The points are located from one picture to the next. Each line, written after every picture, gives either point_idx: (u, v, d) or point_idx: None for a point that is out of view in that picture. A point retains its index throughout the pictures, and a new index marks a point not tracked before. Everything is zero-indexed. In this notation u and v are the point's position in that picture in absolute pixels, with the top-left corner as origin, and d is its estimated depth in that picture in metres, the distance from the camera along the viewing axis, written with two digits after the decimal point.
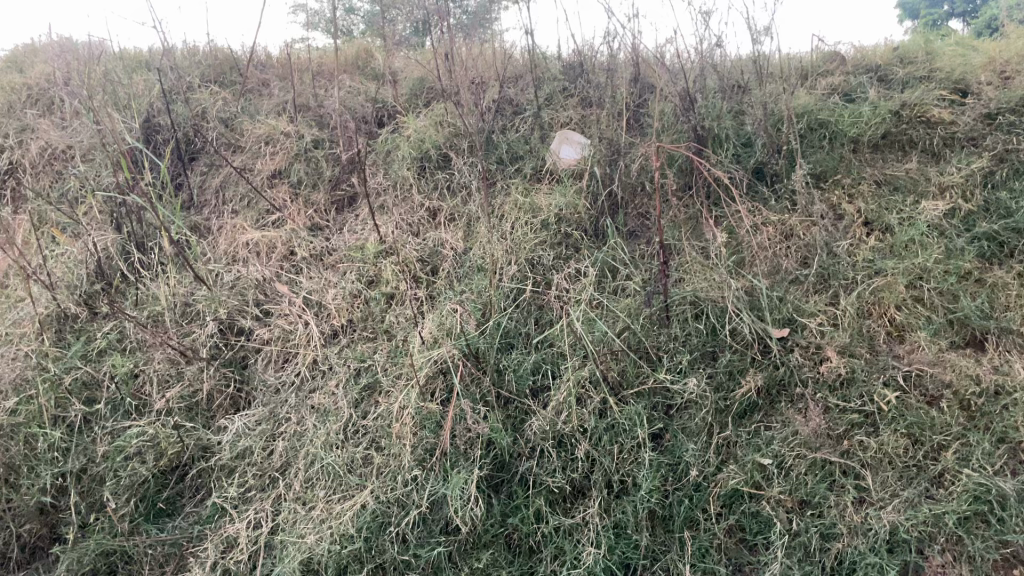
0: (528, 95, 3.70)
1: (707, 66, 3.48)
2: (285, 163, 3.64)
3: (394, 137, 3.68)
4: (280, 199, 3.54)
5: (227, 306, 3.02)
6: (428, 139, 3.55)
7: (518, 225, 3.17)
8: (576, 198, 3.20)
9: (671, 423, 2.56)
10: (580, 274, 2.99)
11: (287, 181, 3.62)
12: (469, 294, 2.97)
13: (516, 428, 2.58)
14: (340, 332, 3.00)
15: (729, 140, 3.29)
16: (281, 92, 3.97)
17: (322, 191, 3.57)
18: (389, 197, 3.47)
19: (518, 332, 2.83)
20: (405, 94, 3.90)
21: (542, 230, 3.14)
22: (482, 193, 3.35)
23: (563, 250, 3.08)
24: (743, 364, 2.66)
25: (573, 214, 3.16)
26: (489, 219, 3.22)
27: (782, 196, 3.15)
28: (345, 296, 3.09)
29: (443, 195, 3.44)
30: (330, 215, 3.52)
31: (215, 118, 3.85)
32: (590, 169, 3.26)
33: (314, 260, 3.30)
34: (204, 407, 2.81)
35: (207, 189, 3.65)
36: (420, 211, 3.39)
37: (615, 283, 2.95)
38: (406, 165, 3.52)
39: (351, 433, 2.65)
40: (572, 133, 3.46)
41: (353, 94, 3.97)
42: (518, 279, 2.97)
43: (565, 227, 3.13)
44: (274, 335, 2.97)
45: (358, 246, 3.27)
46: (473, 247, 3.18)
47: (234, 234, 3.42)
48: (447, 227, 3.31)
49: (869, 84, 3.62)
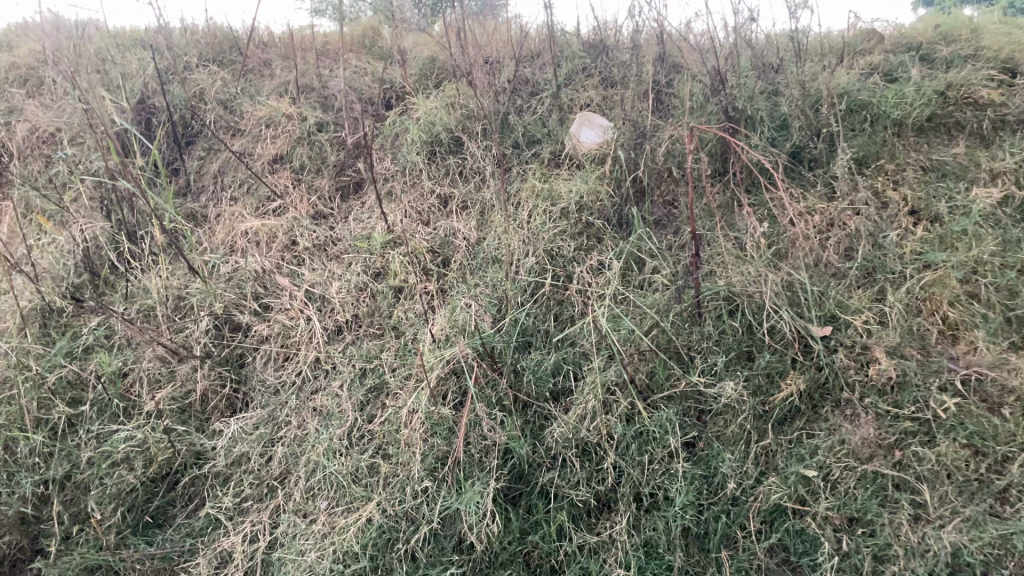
0: (546, 74, 3.46)
1: (739, 43, 3.24)
2: (286, 147, 3.42)
3: (403, 119, 3.46)
4: (281, 185, 3.33)
5: (223, 298, 2.80)
6: (439, 121, 3.33)
7: (536, 213, 2.94)
8: (598, 184, 2.97)
9: (705, 430, 2.34)
10: (603, 266, 2.77)
11: (289, 166, 3.40)
12: (483, 288, 2.75)
13: (536, 435, 2.37)
14: (345, 328, 2.79)
15: (763, 122, 3.06)
16: (283, 72, 3.75)
17: (326, 177, 3.36)
18: (397, 183, 3.26)
19: (536, 330, 2.60)
20: (414, 74, 3.67)
21: (562, 219, 2.91)
22: (497, 180, 3.13)
23: (585, 241, 2.86)
24: (783, 366, 2.44)
25: (595, 201, 2.94)
26: (503, 207, 3.00)
27: (821, 183, 2.92)
28: (350, 289, 2.87)
29: (454, 181, 3.22)
30: (335, 202, 3.30)
31: (213, 99, 3.64)
32: (613, 154, 3.03)
33: (317, 252, 3.09)
34: (198, 410, 2.60)
35: (205, 174, 3.45)
36: (430, 198, 3.17)
37: (641, 276, 2.73)
38: (415, 149, 3.30)
39: (355, 439, 2.45)
40: (594, 115, 3.22)
41: (359, 74, 3.75)
42: (536, 272, 2.75)
43: (586, 215, 2.91)
44: (274, 331, 2.75)
45: (365, 236, 3.06)
46: (487, 237, 2.96)
47: (231, 222, 3.21)
48: (460, 215, 3.09)
49: (911, 63, 3.37)
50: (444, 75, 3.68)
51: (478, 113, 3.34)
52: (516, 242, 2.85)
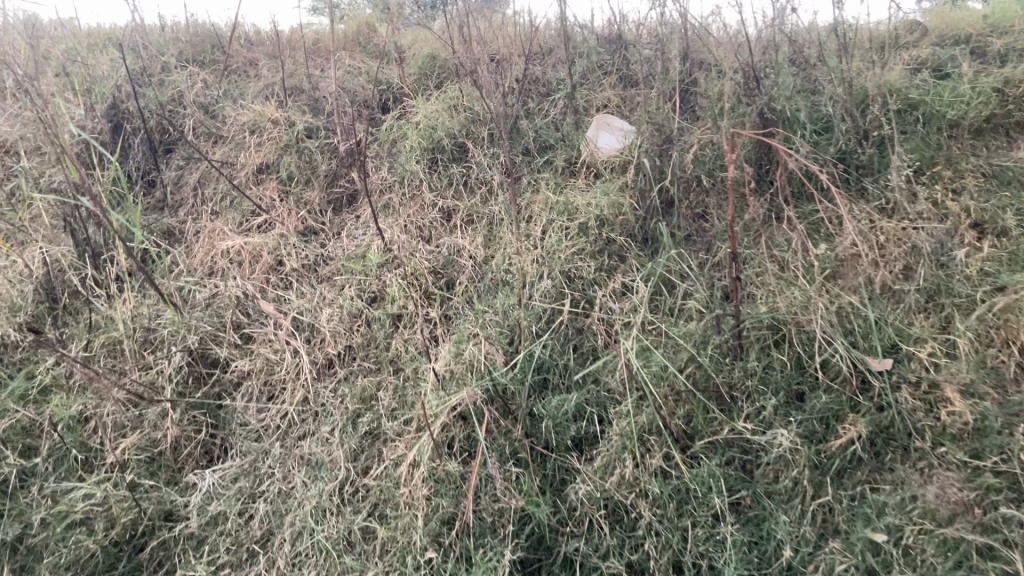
0: (558, 71, 3.12)
1: (773, 36, 2.91)
2: (272, 155, 3.10)
3: (401, 123, 3.14)
4: (267, 199, 3.01)
5: (198, 331, 2.49)
6: (441, 126, 3.01)
7: (551, 230, 2.62)
8: (619, 195, 2.65)
9: (753, 485, 2.02)
10: (628, 290, 2.45)
11: (275, 176, 3.08)
12: (493, 315, 2.43)
13: (558, 491, 2.06)
14: (337, 362, 2.47)
15: (804, 124, 2.73)
16: (269, 73, 3.43)
17: (316, 189, 3.04)
18: (395, 195, 2.93)
19: (554, 365, 2.28)
20: (413, 73, 3.35)
21: (580, 235, 2.59)
22: (505, 191, 2.81)
23: (606, 261, 2.53)
24: (840, 408, 2.12)
25: (616, 215, 2.61)
26: (513, 224, 2.69)
27: (872, 193, 2.59)
28: (342, 317, 2.56)
29: (459, 193, 2.90)
30: (326, 216, 2.99)
31: (192, 103, 3.32)
32: (636, 162, 2.71)
33: (306, 274, 2.77)
34: (169, 459, 2.29)
35: (184, 186, 3.14)
36: (431, 211, 2.85)
37: (671, 301, 2.40)
38: (415, 157, 2.97)
39: (349, 496, 2.13)
40: (613, 118, 2.90)
41: (352, 74, 3.42)
42: (552, 297, 2.43)
43: (608, 230, 2.58)
44: (256, 367, 2.45)
45: (360, 256, 2.75)
46: (495, 256, 2.64)
47: (211, 240, 2.89)
48: (465, 230, 2.77)
49: (962, 58, 3.04)
50: (445, 74, 3.36)
51: (484, 118, 3.02)
52: (529, 266, 2.53)
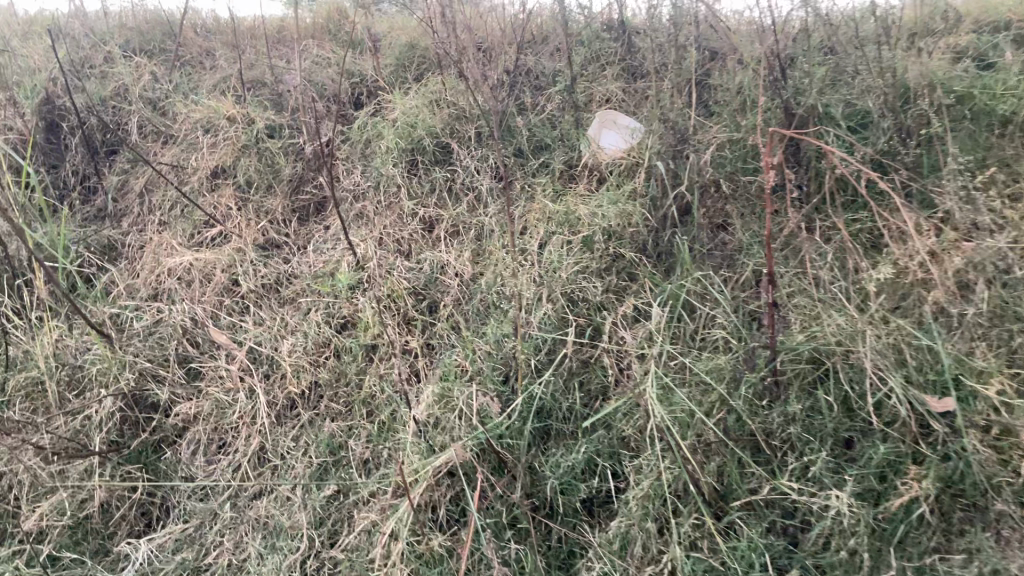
0: (554, 62, 2.76)
1: (799, 20, 2.56)
2: (228, 157, 2.72)
3: (375, 120, 2.76)
4: (223, 208, 2.64)
5: (134, 368, 2.13)
6: (421, 123, 2.64)
7: (550, 245, 2.26)
8: (627, 203, 2.30)
9: (801, 557, 1.66)
10: (641, 317, 2.10)
11: (232, 181, 2.70)
12: (483, 347, 2.07)
13: (567, 568, 1.74)
14: (300, 403, 2.10)
15: (837, 121, 2.37)
16: (226, 64, 3.04)
17: (279, 195, 2.66)
18: (369, 203, 2.56)
19: (557, 408, 1.92)
20: (389, 64, 2.97)
21: (585, 251, 2.23)
22: (496, 199, 2.45)
23: (615, 281, 2.17)
24: (900, 459, 1.78)
25: (625, 227, 2.26)
26: (505, 238, 2.33)
27: (918, 200, 2.24)
28: (307, 348, 2.19)
29: (442, 200, 2.53)
30: (290, 227, 2.61)
31: (138, 97, 2.93)
32: (646, 165, 2.36)
33: (266, 296, 2.39)
34: (97, 524, 1.94)
35: (128, 194, 2.76)
36: (410, 221, 2.49)
37: (692, 329, 2.05)
38: (391, 159, 2.60)
39: (313, 571, 1.79)
40: (618, 114, 2.55)
41: (321, 65, 3.04)
42: (553, 324, 2.08)
43: (616, 244, 2.23)
44: (203, 412, 2.08)
45: (328, 274, 2.38)
46: (484, 275, 2.28)
47: (157, 256, 2.52)
48: (450, 244, 2.41)
49: (1005, 45, 2.70)
50: (424, 66, 2.98)
51: (470, 116, 2.66)
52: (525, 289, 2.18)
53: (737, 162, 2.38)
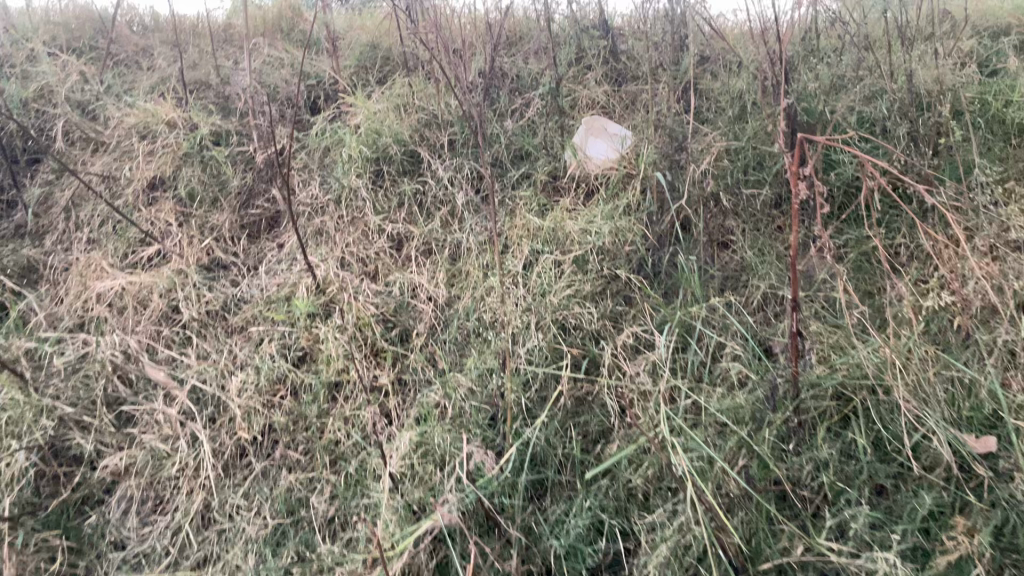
0: (532, 64, 2.53)
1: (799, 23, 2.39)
2: (168, 167, 2.41)
3: (335, 126, 2.49)
4: (161, 225, 2.33)
5: (54, 414, 1.84)
6: (387, 130, 2.38)
7: (535, 266, 2.03)
8: (622, 220, 2.06)
9: None
10: (644, 346, 1.86)
11: (172, 193, 2.39)
12: (466, 384, 1.81)
13: None
14: (251, 451, 1.81)
15: (847, 125, 2.16)
16: (165, 64, 2.73)
17: (226, 210, 2.37)
18: (328, 217, 2.29)
19: (553, 456, 1.68)
20: (350, 66, 2.70)
21: (576, 273, 1.99)
22: (472, 214, 2.22)
23: (612, 306, 1.93)
24: (947, 509, 1.53)
25: (621, 246, 2.03)
26: (481, 257, 2.11)
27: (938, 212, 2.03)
28: (260, 387, 1.90)
29: (412, 216, 2.28)
30: (239, 245, 2.32)
31: (63, 99, 2.60)
32: (640, 176, 2.13)
33: (212, 326, 2.10)
34: None
35: (52, 208, 2.44)
36: (377, 239, 2.22)
37: (702, 361, 1.81)
38: (354, 168, 2.33)
39: None
40: (604, 121, 2.32)
41: (273, 65, 2.75)
42: (544, 357, 1.84)
43: (611, 264, 1.99)
44: (136, 464, 1.79)
45: (284, 298, 2.11)
46: (460, 300, 2.05)
47: (85, 279, 2.20)
48: (422, 265, 2.16)
49: (1010, 50, 2.54)
50: (388, 68, 2.72)
51: (441, 122, 2.41)
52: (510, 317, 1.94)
53: (737, 174, 2.17)
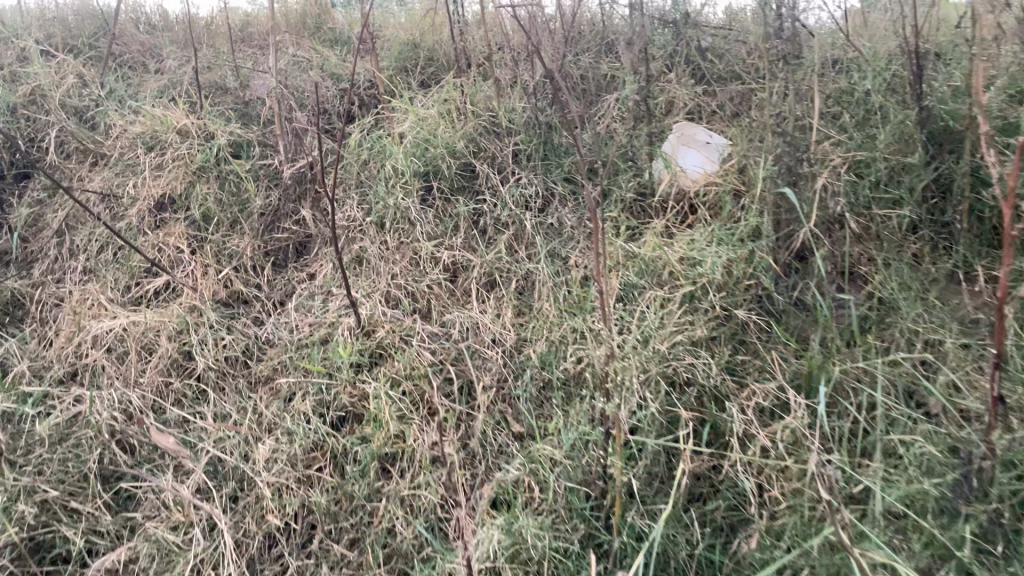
0: (605, 64, 2.17)
1: (927, 17, 2.03)
2: (178, 183, 2.05)
3: (375, 135, 2.13)
4: (170, 252, 1.96)
5: (34, 497, 1.47)
6: (438, 139, 2.02)
7: (629, 303, 1.65)
8: (736, 246, 1.69)
9: None
10: (778, 410, 1.48)
11: (183, 214, 2.02)
12: (556, 457, 1.44)
13: None
14: (282, 541, 1.43)
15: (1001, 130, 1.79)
16: (175, 65, 2.36)
17: (247, 233, 2.00)
18: (370, 243, 1.92)
19: (681, 555, 1.31)
20: (389, 67, 2.35)
21: (684, 311, 1.59)
22: (544, 240, 1.86)
23: (730, 357, 1.55)
24: None
25: (737, 278, 1.64)
26: (558, 294, 1.76)
27: None
28: (293, 458, 1.53)
29: (470, 241, 1.91)
30: (262, 278, 1.96)
31: (57, 105, 2.23)
32: (752, 194, 1.76)
33: (232, 376, 1.73)
34: None
35: (43, 232, 2.07)
36: (429, 269, 1.85)
37: (852, 430, 1.45)
38: (401, 185, 1.97)
39: None
40: (695, 129, 1.96)
41: (301, 66, 2.39)
42: (657, 424, 1.44)
43: (727, 301, 1.60)
44: (139, 560, 1.40)
45: (322, 342, 1.76)
46: (536, 346, 1.68)
47: (79, 318, 1.83)
48: (485, 302, 1.80)
49: None
50: (433, 70, 2.35)
51: (502, 131, 2.04)
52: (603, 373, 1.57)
53: (865, 193, 1.81)
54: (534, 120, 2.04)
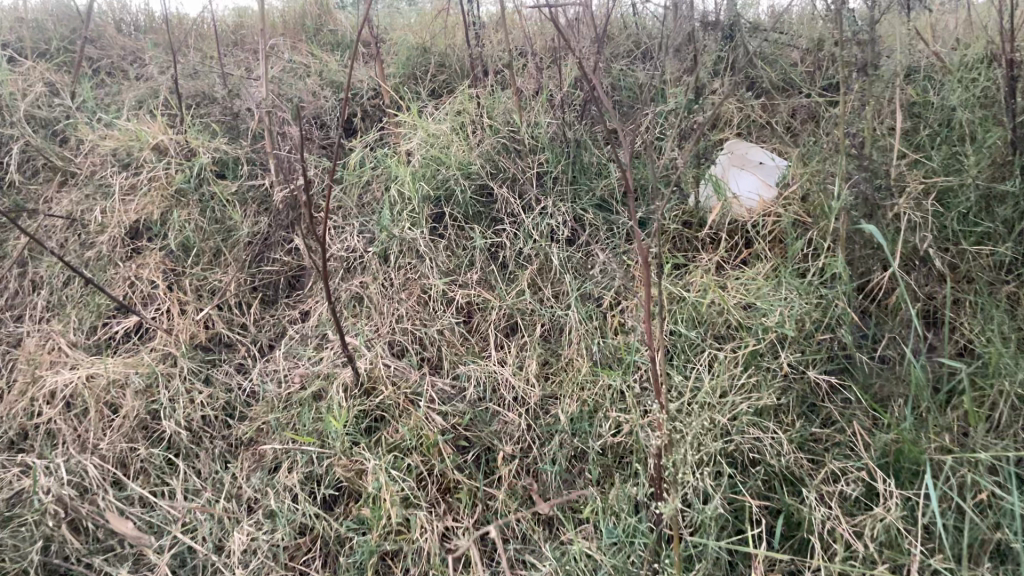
0: (640, 71, 1.90)
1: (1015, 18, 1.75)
2: (154, 207, 1.79)
3: (378, 152, 1.87)
4: (144, 288, 1.71)
5: None
6: (450, 158, 1.76)
7: (677, 360, 1.39)
8: (803, 292, 1.42)
9: None
10: (861, 499, 1.23)
11: (159, 243, 1.77)
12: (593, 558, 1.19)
13: None
14: None
15: None
16: (156, 71, 2.10)
17: (232, 266, 1.75)
18: (372, 279, 1.67)
19: None
20: (395, 74, 2.09)
21: (744, 373, 1.34)
22: (573, 278, 1.60)
23: (799, 429, 1.30)
24: None
25: (805, 331, 1.38)
26: (590, 344, 1.50)
27: None
28: (276, 550, 1.28)
29: (488, 278, 1.65)
30: (248, 317, 1.71)
31: (21, 115, 1.98)
32: (819, 227, 1.50)
33: (208, 439, 1.48)
34: None
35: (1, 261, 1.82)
36: (440, 312, 1.60)
37: (958, 525, 1.18)
38: (408, 212, 1.71)
39: None
40: (750, 149, 1.69)
41: (297, 72, 2.13)
42: (716, 519, 1.19)
43: (796, 362, 1.35)
44: None
45: (315, 399, 1.50)
46: (566, 409, 1.42)
47: (34, 367, 1.58)
48: (504, 351, 1.54)
49: None
50: (444, 77, 2.09)
51: (524, 149, 1.78)
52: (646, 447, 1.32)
53: (951, 225, 1.54)
54: (560, 137, 1.78)
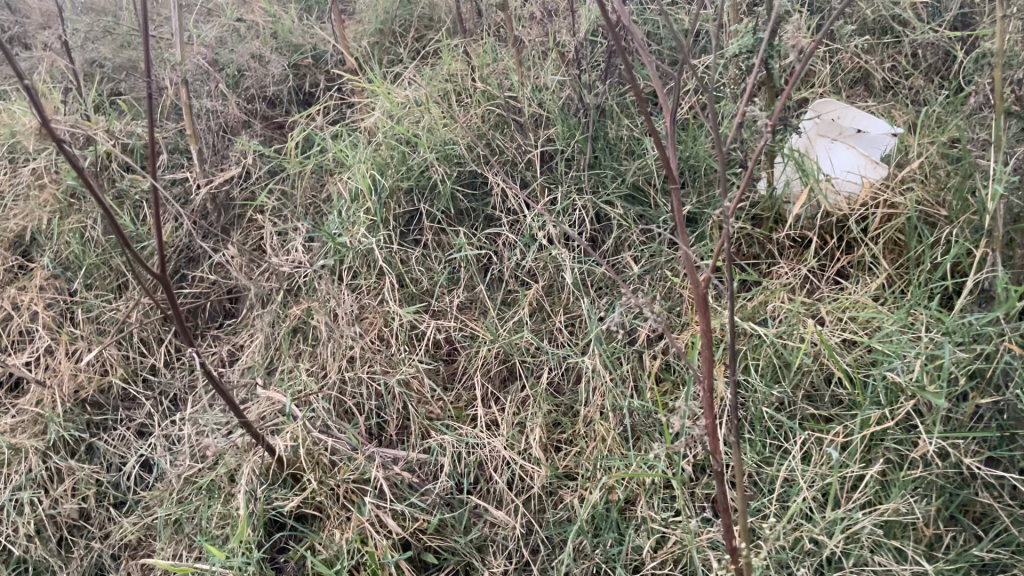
0: (688, 15, 1.40)
1: None
2: (39, 214, 1.35)
3: (335, 132, 1.40)
4: (19, 324, 1.28)
5: None
6: (424, 138, 1.29)
7: (748, 436, 0.93)
8: (944, 324, 0.92)
9: None
10: None
11: (45, 260, 1.34)
12: None
13: None
14: None
15: None
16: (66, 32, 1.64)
17: (138, 287, 1.30)
18: (316, 304, 1.21)
19: None
20: (368, 32, 1.61)
21: (852, 461, 0.88)
22: (593, 300, 1.12)
23: (952, 552, 0.82)
24: None
25: (951, 392, 0.89)
26: (619, 401, 1.02)
27: None
28: None
29: (475, 301, 1.19)
30: (154, 354, 1.24)
31: None
32: (960, 224, 1.00)
33: (81, 544, 1.08)
34: None
35: None
36: (407, 352, 1.14)
37: None
38: (367, 214, 1.25)
39: None
40: (852, 111, 1.17)
41: (246, 33, 1.66)
42: None
43: (942, 441, 0.86)
44: None
45: (224, 484, 1.05)
46: (580, 506, 0.95)
47: None
48: (495, 409, 1.07)
49: None
50: (431, 35, 1.61)
51: (526, 122, 1.30)
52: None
53: None
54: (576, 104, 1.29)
